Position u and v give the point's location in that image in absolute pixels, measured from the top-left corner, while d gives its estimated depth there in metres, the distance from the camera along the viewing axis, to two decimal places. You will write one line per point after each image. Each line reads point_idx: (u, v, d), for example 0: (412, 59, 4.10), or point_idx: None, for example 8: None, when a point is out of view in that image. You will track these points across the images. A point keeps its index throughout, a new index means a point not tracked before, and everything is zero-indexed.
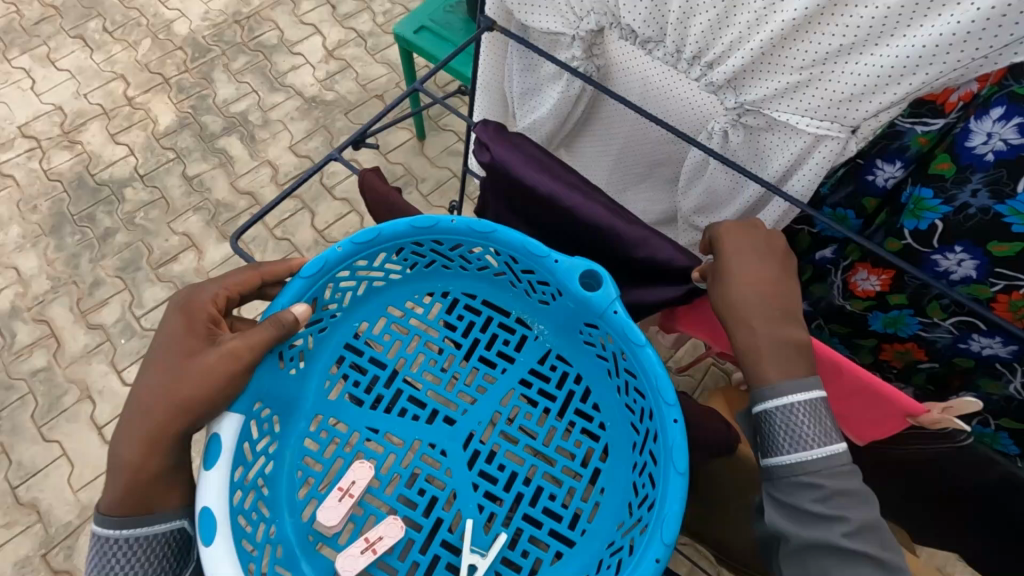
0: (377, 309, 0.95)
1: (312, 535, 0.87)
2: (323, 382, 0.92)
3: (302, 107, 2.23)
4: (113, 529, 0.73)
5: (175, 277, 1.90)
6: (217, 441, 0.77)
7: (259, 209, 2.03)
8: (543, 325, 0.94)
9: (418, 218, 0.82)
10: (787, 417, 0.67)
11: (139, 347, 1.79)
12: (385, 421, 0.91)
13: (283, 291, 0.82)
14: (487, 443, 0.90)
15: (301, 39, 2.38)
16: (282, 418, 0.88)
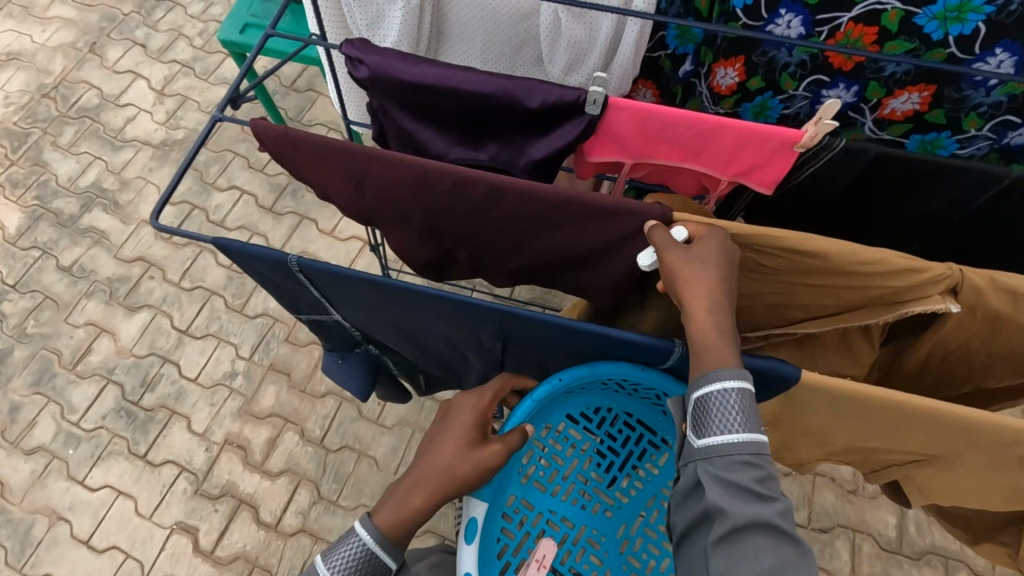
0: (559, 415, 1.17)
1: None
2: (522, 469, 1.15)
3: (156, 154, 2.11)
4: (367, 535, 0.82)
5: (98, 368, 1.78)
6: (474, 522, 1.00)
7: (157, 269, 1.92)
8: (681, 448, 1.18)
9: (627, 367, 0.90)
10: (721, 405, 0.68)
11: (93, 449, 1.68)
12: (563, 507, 1.16)
13: (514, 412, 0.98)
14: (634, 534, 1.16)
15: (123, 90, 2.22)
16: (499, 499, 1.11)
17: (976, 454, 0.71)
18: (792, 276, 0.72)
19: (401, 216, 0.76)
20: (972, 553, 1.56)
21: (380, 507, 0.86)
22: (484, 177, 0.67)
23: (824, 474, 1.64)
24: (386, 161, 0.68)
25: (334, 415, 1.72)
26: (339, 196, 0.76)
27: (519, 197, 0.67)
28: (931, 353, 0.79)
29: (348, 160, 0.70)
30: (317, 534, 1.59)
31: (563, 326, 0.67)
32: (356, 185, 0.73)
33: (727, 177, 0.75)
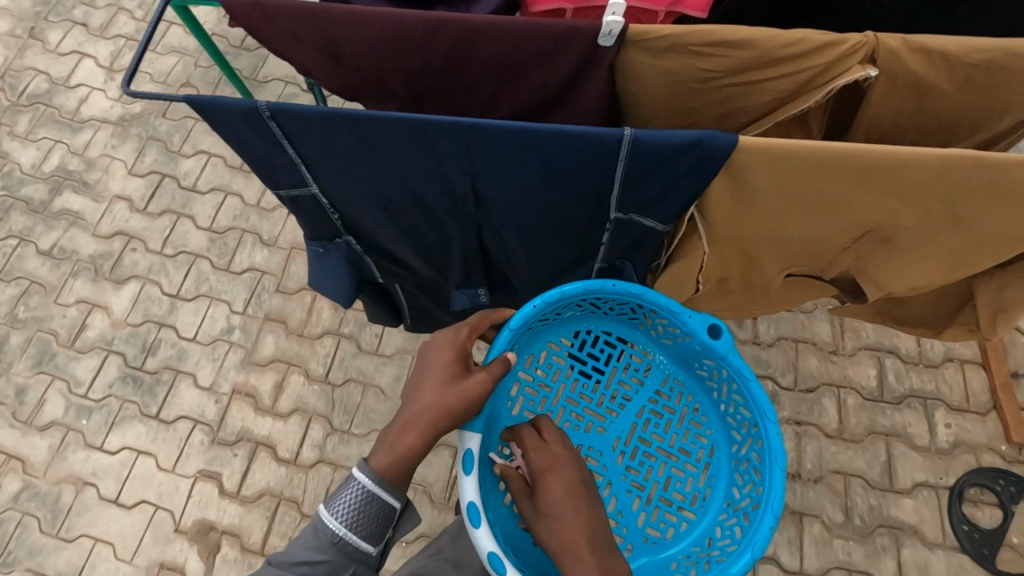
0: (541, 345, 1.25)
1: (513, 516, 1.16)
2: (511, 401, 1.21)
3: (117, 131, 2.09)
4: (366, 480, 0.93)
5: (97, 341, 1.81)
6: (470, 454, 1.06)
7: (137, 241, 1.93)
8: (662, 356, 1.26)
9: (590, 282, 0.99)
10: None
11: (106, 416, 1.73)
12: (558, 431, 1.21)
13: (497, 344, 1.06)
14: (630, 446, 1.22)
15: (71, 71, 2.19)
16: (492, 431, 1.18)
17: (912, 210, 0.80)
18: (729, 75, 0.76)
19: (383, 86, 0.77)
20: (948, 390, 1.68)
21: (371, 457, 0.96)
22: (453, 18, 0.66)
23: (806, 340, 1.73)
24: (352, 19, 0.68)
25: (335, 352, 1.78)
26: (320, 71, 0.77)
27: (487, 37, 0.68)
28: (868, 136, 0.88)
29: (317, 29, 0.69)
30: (336, 462, 1.67)
31: (527, 131, 0.66)
32: (331, 60, 0.74)
33: (665, 8, 0.79)
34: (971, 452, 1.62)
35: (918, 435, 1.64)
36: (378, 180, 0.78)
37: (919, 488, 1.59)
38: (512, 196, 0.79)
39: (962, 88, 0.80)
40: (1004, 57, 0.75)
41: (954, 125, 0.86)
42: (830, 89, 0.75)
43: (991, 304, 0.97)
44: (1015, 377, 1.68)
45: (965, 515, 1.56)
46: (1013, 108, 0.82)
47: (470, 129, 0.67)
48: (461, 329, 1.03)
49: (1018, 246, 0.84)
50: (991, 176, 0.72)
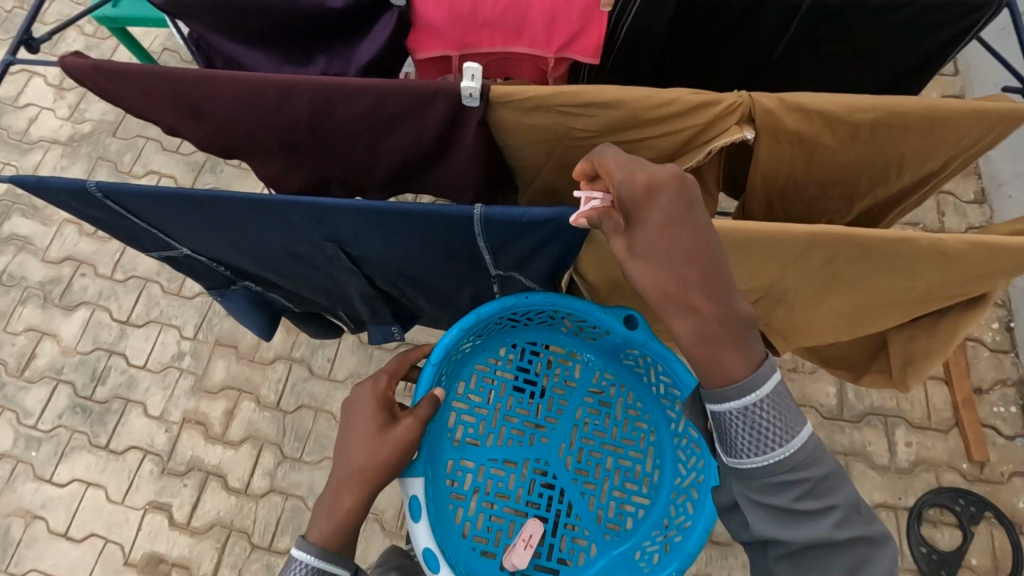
0: (469, 369, 1.23)
1: (475, 546, 1.15)
2: (450, 433, 1.19)
3: (67, 151, 2.05)
4: (313, 556, 0.87)
5: (46, 370, 1.79)
6: (415, 500, 1.06)
7: (87, 266, 1.90)
8: (590, 353, 1.24)
9: (504, 299, 1.00)
10: (747, 421, 0.71)
11: (55, 447, 1.71)
12: (501, 451, 1.19)
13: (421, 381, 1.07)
14: (575, 448, 1.20)
15: (19, 90, 2.14)
16: (436, 466, 1.17)
17: (796, 275, 0.78)
18: (606, 133, 0.72)
19: (253, 142, 0.75)
20: (909, 407, 1.64)
21: (313, 526, 0.91)
22: (304, 80, 0.64)
23: None
24: (203, 82, 0.65)
25: (286, 378, 1.75)
26: (185, 129, 0.74)
27: (344, 100, 0.65)
28: (767, 190, 0.84)
29: (171, 93, 0.67)
30: (287, 491, 1.64)
31: (370, 210, 0.63)
32: (194, 117, 0.71)
33: (553, 53, 0.80)
34: (931, 471, 1.58)
35: (877, 454, 1.61)
36: (257, 243, 0.73)
37: (877, 509, 1.56)
38: (393, 262, 0.77)
39: (854, 142, 0.76)
40: (887, 114, 0.71)
41: (856, 179, 0.82)
42: (710, 148, 0.72)
43: (902, 356, 0.94)
44: (977, 392, 1.65)
45: (924, 536, 1.53)
46: (911, 164, 0.78)
47: (314, 208, 0.64)
48: (381, 374, 1.06)
49: (917, 308, 0.81)
50: (865, 249, 0.70)
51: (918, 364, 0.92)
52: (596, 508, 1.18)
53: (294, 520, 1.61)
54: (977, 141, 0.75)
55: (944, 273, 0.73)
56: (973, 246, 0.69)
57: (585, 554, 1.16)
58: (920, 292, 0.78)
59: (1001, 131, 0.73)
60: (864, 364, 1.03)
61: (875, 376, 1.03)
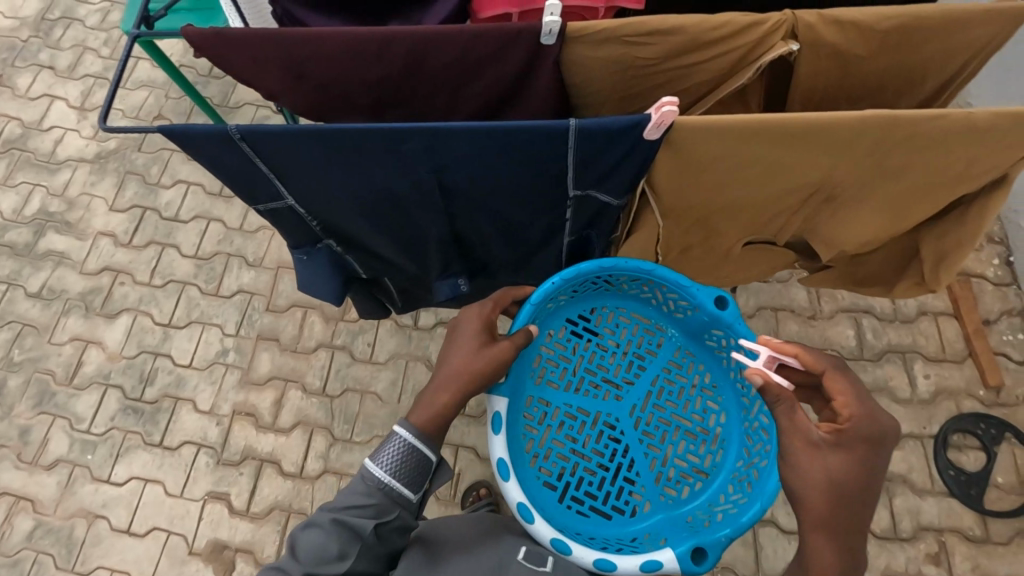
0: (559, 320, 1.35)
1: (540, 475, 1.26)
2: (534, 372, 1.30)
3: (94, 168, 2.12)
4: (411, 433, 0.98)
5: (95, 376, 1.84)
6: (498, 416, 1.18)
7: (125, 274, 1.96)
8: (674, 330, 1.35)
9: (604, 262, 1.04)
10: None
11: (111, 448, 1.76)
12: (578, 399, 1.29)
13: (518, 315, 1.13)
14: (645, 412, 1.30)
15: (43, 114, 2.21)
16: (517, 399, 1.28)
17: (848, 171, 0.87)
18: (666, 62, 0.81)
19: (345, 101, 0.82)
20: (925, 342, 1.74)
21: (413, 412, 1.01)
22: (406, 29, 0.71)
23: (785, 308, 1.79)
24: (310, 40, 0.72)
25: (330, 364, 1.82)
26: (282, 92, 0.80)
27: (435, 46, 0.72)
28: (806, 105, 0.93)
29: (278, 52, 0.73)
30: (341, 471, 1.70)
31: (482, 132, 0.72)
32: (297, 77, 0.77)
33: None
34: (951, 399, 1.68)
35: (899, 388, 1.70)
36: (375, 183, 0.80)
37: (905, 439, 1.64)
38: (482, 185, 0.83)
39: (882, 53, 0.85)
40: (912, 19, 0.80)
41: (885, 90, 0.92)
42: (760, 65, 0.81)
43: (934, 253, 1.04)
44: (986, 324, 1.75)
45: (950, 460, 1.62)
46: (934, 71, 0.89)
47: (430, 132, 0.71)
48: (486, 304, 1.10)
49: (948, 193, 0.91)
50: (910, 128, 0.79)
51: (949, 258, 1.02)
52: (655, 468, 1.28)
53: None
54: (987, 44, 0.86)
55: (978, 148, 0.82)
56: (1001, 117, 0.79)
57: (638, 508, 1.26)
58: (953, 173, 0.87)
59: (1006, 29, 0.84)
60: (898, 272, 1.14)
61: (908, 283, 1.13)
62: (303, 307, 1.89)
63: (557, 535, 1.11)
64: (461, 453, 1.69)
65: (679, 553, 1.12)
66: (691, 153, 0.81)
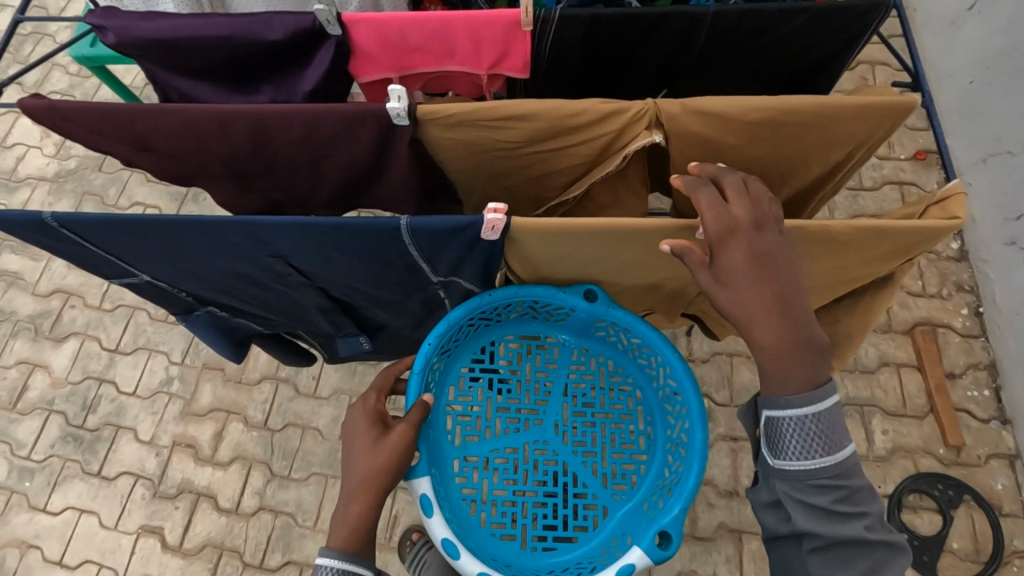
0: (455, 373, 1.31)
1: (493, 531, 1.21)
2: (449, 434, 1.26)
3: (53, 187, 2.11)
4: (338, 560, 0.99)
5: (38, 402, 1.82)
6: (426, 497, 1.14)
7: (76, 297, 1.95)
8: (564, 335, 1.34)
9: (470, 302, 1.07)
10: (800, 429, 0.90)
11: (48, 477, 1.74)
12: (501, 441, 1.26)
13: (410, 391, 1.15)
14: (569, 423, 1.28)
15: (7, 131, 2.21)
16: (442, 467, 1.23)
17: None
18: (529, 144, 0.82)
19: (200, 169, 0.82)
20: (884, 396, 1.67)
21: (331, 536, 1.02)
22: (241, 110, 0.71)
23: (739, 354, 1.73)
24: (148, 112, 0.72)
25: (272, 398, 1.79)
26: (133, 155, 0.81)
27: (280, 124, 0.73)
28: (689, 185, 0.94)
29: (119, 121, 0.74)
30: (276, 509, 1.67)
31: (303, 225, 0.73)
32: (144, 147, 0.78)
33: (485, 70, 0.85)
34: (908, 457, 1.61)
35: (855, 444, 1.63)
36: (228, 265, 0.81)
37: None
38: (333, 269, 0.84)
39: (758, 141, 0.85)
40: (782, 113, 0.80)
41: (768, 174, 0.92)
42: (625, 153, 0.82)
43: None
44: (950, 378, 1.67)
45: (904, 522, 1.55)
46: (815, 160, 0.89)
47: (251, 225, 0.73)
48: (369, 395, 1.15)
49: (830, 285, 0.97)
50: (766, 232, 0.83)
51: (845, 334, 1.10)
52: (600, 473, 1.25)
53: (285, 538, 1.64)
54: (866, 138, 0.86)
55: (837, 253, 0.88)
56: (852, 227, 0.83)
57: (600, 518, 1.22)
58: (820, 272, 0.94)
59: (893, 121, 0.83)
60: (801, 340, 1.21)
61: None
62: None
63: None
64: (398, 495, 1.64)
65: (646, 547, 1.11)
66: (547, 230, 0.83)
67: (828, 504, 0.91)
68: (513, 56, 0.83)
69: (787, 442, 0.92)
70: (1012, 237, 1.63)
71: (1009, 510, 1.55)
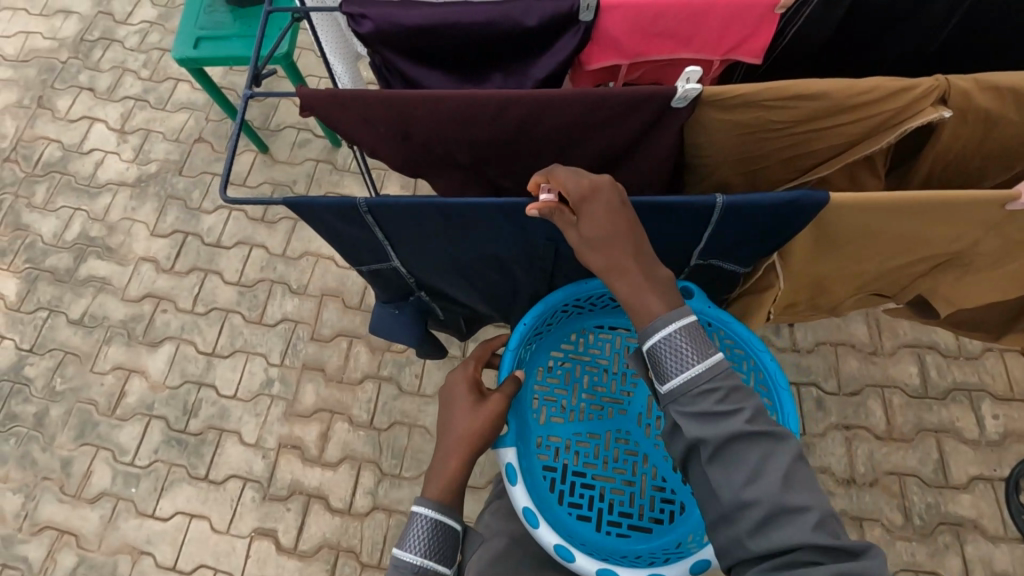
0: (546, 356, 1.33)
1: (571, 511, 1.23)
2: (536, 413, 1.29)
3: (135, 192, 2.10)
4: (432, 509, 0.96)
5: (138, 407, 1.81)
6: (512, 466, 1.13)
7: (167, 301, 1.94)
8: None
9: (568, 287, 1.10)
10: (670, 344, 0.79)
11: (155, 482, 1.72)
12: (585, 425, 1.28)
13: (503, 363, 1.15)
14: (653, 416, 1.30)
15: (83, 137, 2.20)
16: (527, 444, 1.26)
17: (992, 240, 0.91)
18: (799, 123, 0.85)
19: (447, 155, 0.87)
20: (991, 381, 1.69)
21: (427, 486, 0.99)
22: (528, 95, 0.75)
23: (844, 342, 1.74)
24: (433, 101, 0.76)
25: (377, 397, 1.78)
26: (384, 144, 0.84)
27: (559, 109, 0.77)
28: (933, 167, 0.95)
29: (397, 110, 0.77)
30: (390, 508, 1.66)
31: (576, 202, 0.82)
32: (405, 134, 0.81)
33: (720, 56, 0.88)
34: (1021, 441, 1.63)
35: (966, 428, 1.65)
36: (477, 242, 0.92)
37: (974, 483, 1.59)
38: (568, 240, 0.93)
39: None
40: None
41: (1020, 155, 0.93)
42: (904, 129, 0.83)
43: None
44: None
45: None
46: None
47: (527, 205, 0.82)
48: (469, 361, 1.16)
49: None
50: None
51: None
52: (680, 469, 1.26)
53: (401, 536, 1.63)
54: None
55: None
56: None
57: (676, 513, 1.23)
58: None
59: None
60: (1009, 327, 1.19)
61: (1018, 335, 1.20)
62: (348, 337, 1.86)
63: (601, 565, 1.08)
64: None
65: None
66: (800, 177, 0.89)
67: (713, 406, 0.76)
68: (754, 41, 0.86)
69: (666, 363, 0.80)
70: None
71: None
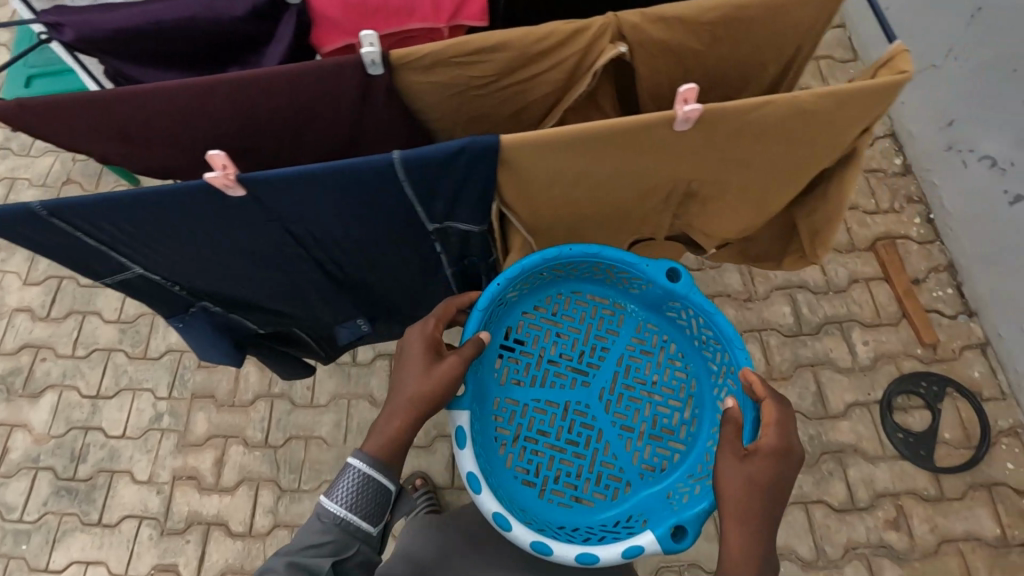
0: (516, 316, 1.32)
1: (517, 475, 1.24)
2: (497, 373, 1.29)
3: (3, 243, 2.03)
4: (364, 462, 0.93)
5: (23, 461, 1.75)
6: (462, 430, 1.14)
7: (46, 349, 1.88)
8: (633, 304, 1.32)
9: (545, 252, 1.10)
10: None
11: (47, 534, 1.67)
12: (547, 393, 1.28)
13: (468, 324, 1.13)
14: (614, 393, 1.29)
15: None
16: (483, 404, 1.26)
17: (699, 166, 0.98)
18: (499, 76, 0.94)
19: (182, 149, 0.94)
20: (859, 309, 1.75)
21: (366, 443, 0.97)
22: (218, 81, 0.84)
23: (720, 294, 1.79)
24: (132, 97, 0.84)
25: (270, 415, 1.76)
26: (117, 147, 0.93)
27: (256, 92, 0.85)
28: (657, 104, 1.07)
29: (104, 112, 0.85)
30: (292, 523, 1.64)
31: (285, 178, 0.82)
32: (127, 133, 0.90)
33: (446, 23, 1.00)
34: (891, 362, 1.70)
35: (840, 358, 1.71)
36: (215, 231, 0.92)
37: (851, 409, 1.65)
38: (313, 225, 0.94)
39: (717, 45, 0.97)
40: (736, 9, 0.91)
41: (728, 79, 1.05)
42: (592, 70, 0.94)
43: (809, 228, 1.15)
44: (916, 283, 1.77)
45: (898, 423, 1.63)
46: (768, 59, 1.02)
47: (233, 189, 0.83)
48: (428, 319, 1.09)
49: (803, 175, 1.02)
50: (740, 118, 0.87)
51: (821, 232, 1.12)
52: (631, 448, 1.26)
53: None
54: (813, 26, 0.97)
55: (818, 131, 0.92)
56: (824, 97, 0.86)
57: (619, 491, 1.24)
58: (801, 160, 0.98)
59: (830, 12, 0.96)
60: (782, 250, 1.26)
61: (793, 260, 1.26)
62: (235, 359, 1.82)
63: (535, 536, 1.08)
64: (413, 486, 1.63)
65: (658, 534, 1.09)
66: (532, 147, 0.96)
67: None
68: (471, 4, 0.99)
69: None
70: (950, 142, 1.73)
71: (990, 395, 1.65)
